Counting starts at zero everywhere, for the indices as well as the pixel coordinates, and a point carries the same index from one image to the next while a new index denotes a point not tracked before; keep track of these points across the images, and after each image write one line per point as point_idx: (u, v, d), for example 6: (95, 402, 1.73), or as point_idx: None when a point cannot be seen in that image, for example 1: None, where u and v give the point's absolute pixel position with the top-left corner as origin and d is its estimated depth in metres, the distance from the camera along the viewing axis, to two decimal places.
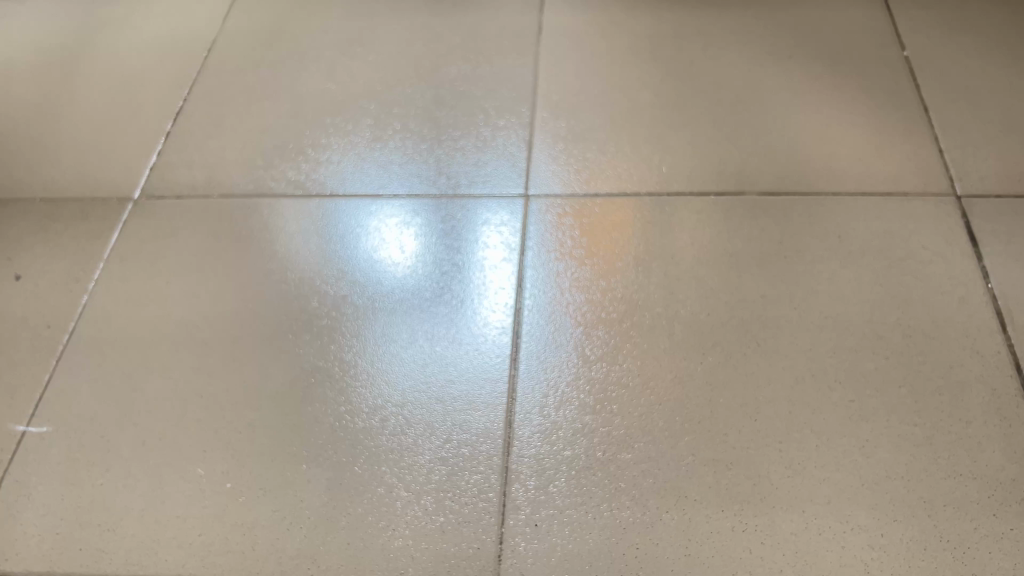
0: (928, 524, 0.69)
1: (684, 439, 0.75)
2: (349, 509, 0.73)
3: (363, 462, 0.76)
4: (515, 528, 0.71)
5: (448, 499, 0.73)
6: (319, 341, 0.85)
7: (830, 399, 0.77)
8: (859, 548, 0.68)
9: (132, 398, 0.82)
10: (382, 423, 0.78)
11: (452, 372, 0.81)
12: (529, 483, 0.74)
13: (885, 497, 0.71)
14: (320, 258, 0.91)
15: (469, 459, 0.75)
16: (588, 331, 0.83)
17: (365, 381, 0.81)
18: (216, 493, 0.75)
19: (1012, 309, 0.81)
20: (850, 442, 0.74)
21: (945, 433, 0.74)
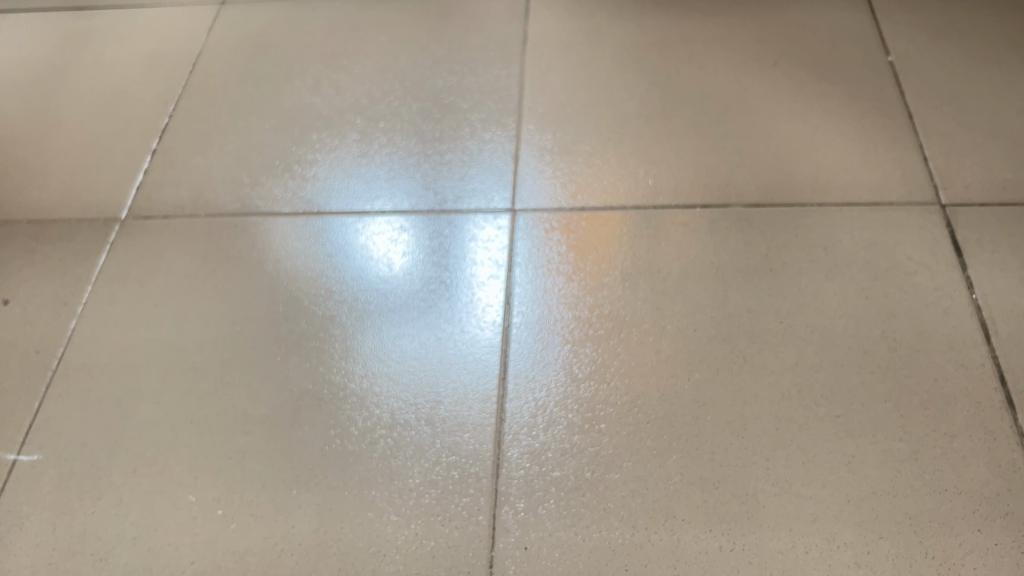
0: (913, 541, 0.70)
1: (672, 458, 0.76)
2: (340, 534, 0.74)
3: (353, 486, 0.76)
4: (505, 551, 0.72)
5: (438, 523, 0.74)
6: (309, 362, 0.85)
7: (816, 415, 0.77)
8: (846, 566, 0.69)
9: (122, 423, 0.82)
10: (372, 446, 0.79)
11: (442, 391, 0.82)
12: (518, 505, 0.74)
13: (872, 514, 0.71)
14: (308, 277, 0.91)
15: (459, 482, 0.76)
16: (576, 349, 0.83)
17: (354, 403, 0.82)
18: (208, 520, 0.76)
19: (996, 320, 0.82)
20: (836, 459, 0.75)
21: (930, 448, 0.75)
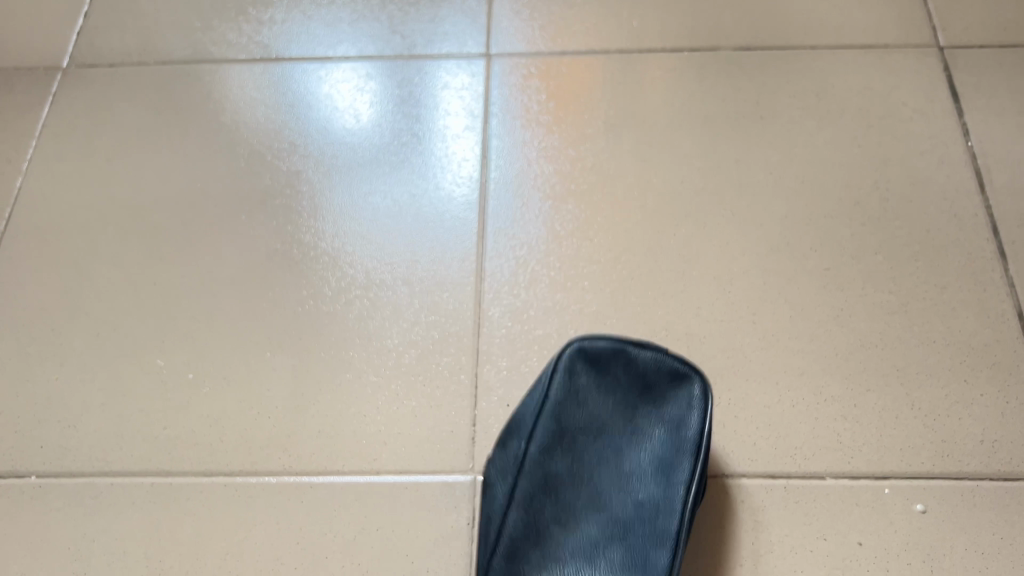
0: (899, 392, 0.69)
1: (658, 315, 0.74)
2: (318, 397, 0.72)
3: (328, 349, 0.73)
4: (489, 410, 0.71)
5: (419, 383, 0.72)
6: (275, 221, 0.80)
7: (804, 268, 0.75)
8: (832, 420, 0.69)
9: (80, 287, 0.78)
10: (347, 308, 0.75)
11: (418, 251, 0.78)
12: (502, 364, 0.72)
13: (859, 367, 0.71)
14: (270, 129, 0.85)
15: (439, 342, 0.74)
16: (557, 204, 0.79)
17: (326, 264, 0.77)
18: (179, 384, 0.73)
19: (991, 168, 0.79)
20: (825, 312, 0.73)
21: (920, 300, 0.73)
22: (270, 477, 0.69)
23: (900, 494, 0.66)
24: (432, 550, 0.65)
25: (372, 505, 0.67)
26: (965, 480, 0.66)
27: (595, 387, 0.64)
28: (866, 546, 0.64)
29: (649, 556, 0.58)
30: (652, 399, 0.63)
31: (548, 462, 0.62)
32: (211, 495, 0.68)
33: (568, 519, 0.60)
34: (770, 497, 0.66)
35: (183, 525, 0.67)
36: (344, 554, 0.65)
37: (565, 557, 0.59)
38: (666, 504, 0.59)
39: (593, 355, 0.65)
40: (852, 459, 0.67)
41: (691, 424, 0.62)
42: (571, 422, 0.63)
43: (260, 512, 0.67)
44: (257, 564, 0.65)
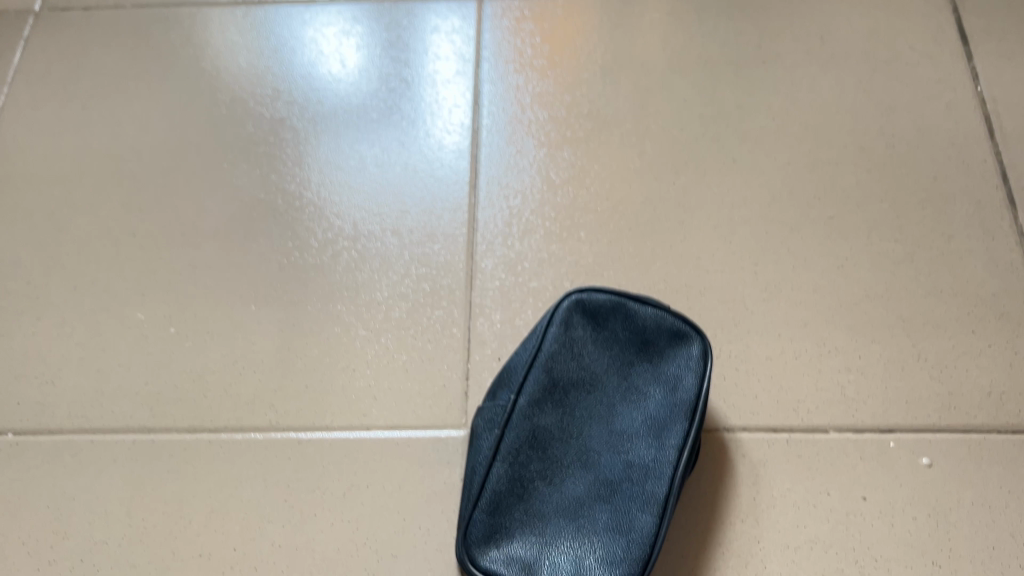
0: (905, 344, 0.67)
1: (656, 265, 0.71)
2: (304, 350, 0.69)
3: (315, 301, 0.71)
4: (482, 364, 0.68)
5: (409, 337, 0.69)
6: (258, 170, 0.77)
7: (808, 217, 0.72)
8: (836, 372, 0.66)
9: (56, 239, 0.75)
10: (334, 259, 0.72)
11: (407, 200, 0.75)
12: (495, 317, 0.70)
13: (864, 318, 0.68)
14: (252, 75, 0.82)
15: (430, 294, 0.71)
16: (551, 152, 0.76)
17: (312, 214, 0.74)
18: (160, 338, 0.70)
19: (1000, 114, 0.76)
20: (829, 262, 0.71)
21: (926, 250, 0.71)
22: (255, 433, 0.66)
23: (905, 448, 0.64)
24: (424, 507, 0.63)
25: (362, 461, 0.65)
26: (972, 432, 0.64)
27: (591, 341, 0.62)
28: (870, 501, 0.62)
29: (634, 518, 0.56)
30: (649, 356, 0.61)
31: (536, 416, 0.60)
32: (195, 451, 0.66)
33: (555, 474, 0.58)
34: (771, 452, 0.64)
35: (165, 483, 0.65)
36: (333, 511, 0.63)
37: (549, 514, 0.57)
38: (655, 465, 0.57)
39: (592, 307, 0.63)
40: (856, 412, 0.65)
41: (687, 385, 0.59)
42: (564, 375, 0.61)
43: (245, 469, 0.65)
44: (243, 522, 0.63)
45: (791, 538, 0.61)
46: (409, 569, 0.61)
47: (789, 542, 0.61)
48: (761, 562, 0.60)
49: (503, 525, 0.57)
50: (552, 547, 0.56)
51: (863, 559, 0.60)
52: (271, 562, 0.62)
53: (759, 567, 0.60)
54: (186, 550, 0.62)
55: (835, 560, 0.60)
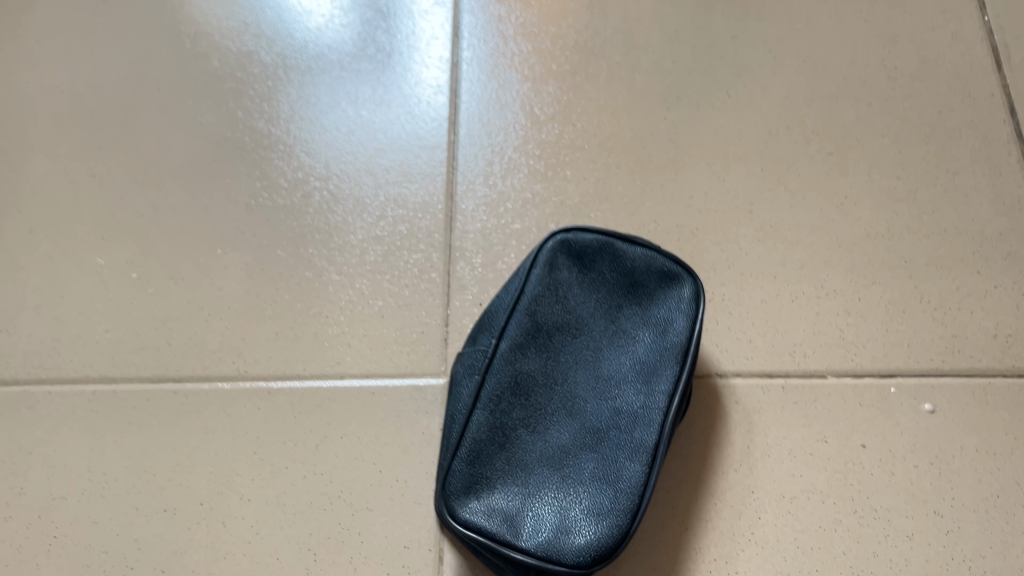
0: (907, 286, 0.64)
1: (646, 205, 0.67)
2: (274, 296, 0.65)
3: (285, 245, 0.67)
4: (462, 309, 0.65)
5: (385, 282, 0.65)
6: (225, 107, 0.72)
7: (806, 154, 0.69)
8: (834, 315, 0.63)
9: (9, 180, 0.70)
10: (305, 201, 0.68)
11: (383, 139, 0.71)
12: (475, 260, 0.66)
13: (864, 259, 0.65)
14: (218, 6, 0.77)
15: (406, 237, 0.67)
16: (535, 86, 0.72)
17: (281, 154, 0.70)
18: (121, 285, 0.66)
19: (1008, 45, 0.72)
20: (828, 201, 0.67)
21: (930, 187, 0.67)
22: (223, 382, 0.63)
23: (907, 393, 0.61)
24: (401, 459, 0.60)
25: (335, 411, 0.61)
26: (977, 377, 0.61)
27: (577, 283, 0.58)
28: (870, 449, 0.59)
29: (622, 467, 0.52)
30: (639, 298, 0.57)
31: (518, 361, 0.56)
32: (159, 402, 0.62)
33: (539, 423, 0.54)
34: (766, 398, 0.61)
35: (128, 435, 0.61)
36: (305, 464, 0.60)
37: (533, 464, 0.53)
38: (644, 412, 0.53)
39: (577, 248, 0.58)
40: (856, 357, 0.62)
41: (679, 328, 0.55)
42: (548, 318, 0.57)
43: (212, 420, 0.62)
44: (210, 475, 0.60)
45: (787, 488, 0.58)
46: (386, 523, 0.58)
47: (785, 492, 0.58)
48: (754, 513, 0.57)
49: (484, 476, 0.53)
50: (536, 498, 0.52)
51: (862, 509, 0.57)
52: (240, 517, 0.59)
53: (752, 518, 0.57)
54: (151, 505, 0.59)
55: (832, 510, 0.57)
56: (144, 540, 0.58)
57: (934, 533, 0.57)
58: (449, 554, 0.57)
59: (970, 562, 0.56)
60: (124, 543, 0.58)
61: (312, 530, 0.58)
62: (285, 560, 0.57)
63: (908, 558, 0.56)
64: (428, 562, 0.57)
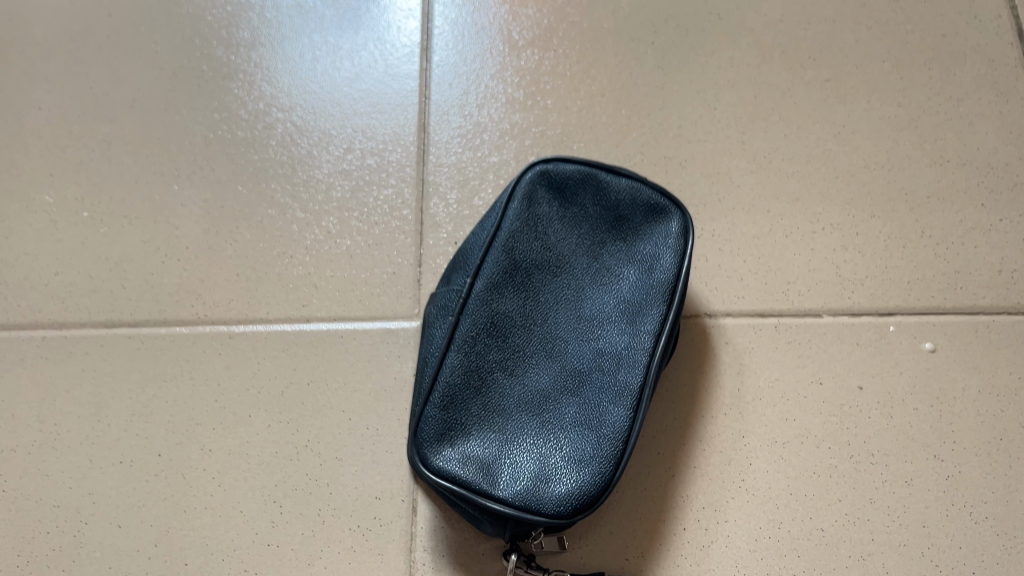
0: (907, 220, 0.60)
1: (632, 136, 0.63)
2: (235, 235, 0.61)
3: (246, 181, 0.63)
4: (436, 248, 0.61)
5: (354, 220, 0.61)
6: (181, 33, 0.67)
7: (801, 81, 0.64)
8: (831, 251, 0.60)
9: None
10: (267, 134, 0.64)
11: (350, 66, 0.66)
12: (450, 196, 0.62)
13: (862, 191, 0.61)
14: None
15: (376, 171, 0.63)
16: (514, 10, 0.67)
17: (242, 84, 0.66)
18: (72, 224, 0.62)
19: None
20: (824, 131, 0.63)
21: (933, 115, 0.63)
22: (181, 326, 0.59)
23: (906, 332, 0.57)
24: (372, 406, 0.56)
25: (302, 356, 0.58)
26: (981, 315, 0.58)
27: (558, 217, 0.52)
28: (868, 391, 0.56)
29: (605, 412, 0.48)
30: (623, 233, 0.53)
31: (495, 301, 0.50)
32: (113, 348, 0.58)
33: (517, 366, 0.50)
34: (758, 339, 0.57)
35: (80, 383, 0.58)
36: (269, 412, 0.56)
37: (510, 409, 0.49)
38: (628, 353, 0.50)
39: (558, 179, 0.53)
40: (853, 294, 0.58)
41: (666, 265, 0.51)
42: (526, 256, 0.51)
43: (170, 366, 0.58)
44: (169, 425, 0.56)
45: (780, 433, 0.55)
46: (356, 473, 0.55)
47: (777, 437, 0.55)
48: (745, 459, 0.54)
49: (459, 422, 0.49)
50: (514, 445, 0.48)
51: (858, 454, 0.54)
52: (201, 468, 0.55)
53: (743, 464, 0.54)
54: (105, 457, 0.56)
55: (828, 456, 0.54)
56: (99, 494, 0.55)
57: (934, 478, 0.54)
58: (423, 505, 0.54)
59: (971, 508, 0.53)
60: (77, 497, 0.55)
61: (277, 481, 0.55)
62: (249, 513, 0.54)
63: (906, 504, 0.53)
64: (401, 514, 0.54)
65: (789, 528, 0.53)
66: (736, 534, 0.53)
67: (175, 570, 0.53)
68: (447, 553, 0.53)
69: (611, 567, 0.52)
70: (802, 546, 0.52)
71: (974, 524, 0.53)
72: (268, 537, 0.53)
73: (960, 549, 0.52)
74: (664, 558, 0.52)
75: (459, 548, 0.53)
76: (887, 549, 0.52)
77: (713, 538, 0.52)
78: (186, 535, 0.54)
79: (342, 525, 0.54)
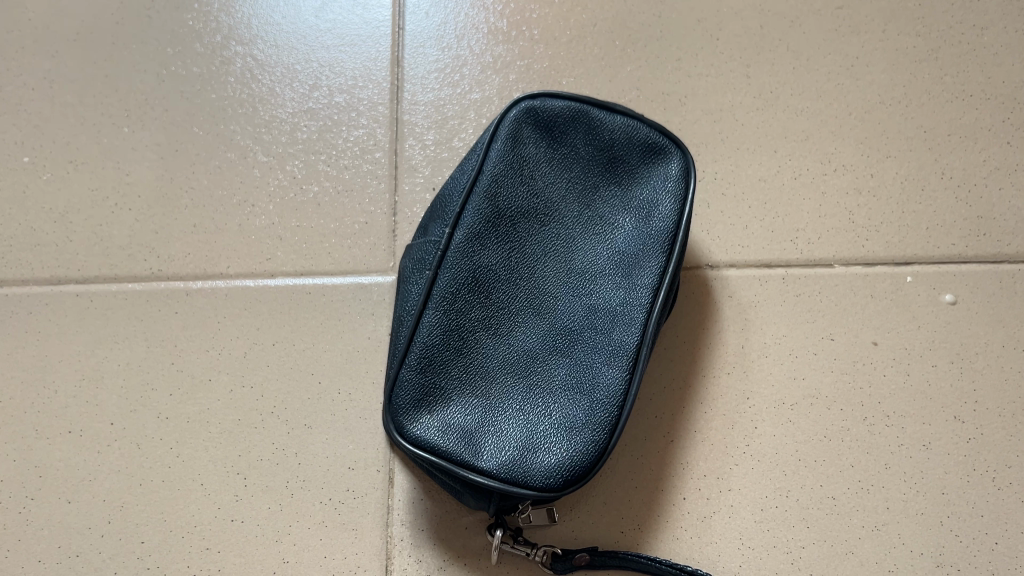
0: (926, 160, 0.56)
1: (626, 71, 0.58)
2: (191, 182, 0.56)
3: (202, 123, 0.57)
4: (412, 195, 0.55)
5: (322, 164, 0.56)
6: None
7: (811, 8, 0.59)
8: (843, 195, 0.55)
9: None
10: (224, 70, 0.58)
11: None
12: (427, 138, 0.57)
13: (877, 129, 0.56)
14: None
15: (345, 110, 0.57)
16: None
17: (197, 14, 0.60)
18: (10, 171, 0.56)
19: None
20: (836, 63, 0.58)
21: (955, 45, 0.58)
22: (133, 283, 0.54)
23: (925, 283, 0.53)
24: (344, 368, 0.52)
25: (266, 314, 0.53)
26: (1005, 264, 0.53)
27: (546, 159, 0.47)
28: (883, 347, 0.51)
29: (598, 373, 0.44)
30: (617, 176, 0.47)
31: (477, 252, 0.45)
32: (59, 307, 0.53)
33: (501, 324, 0.45)
34: (764, 292, 0.52)
35: (23, 346, 0.52)
36: (232, 376, 0.52)
37: (494, 372, 0.44)
38: (624, 309, 0.45)
39: (546, 117, 0.47)
40: (867, 242, 0.54)
41: (665, 211, 0.46)
42: (511, 202, 0.46)
43: (122, 327, 0.53)
44: (121, 390, 0.52)
45: (787, 394, 0.50)
46: (327, 442, 0.50)
47: (785, 398, 0.50)
48: (750, 423, 0.50)
49: (438, 387, 0.44)
50: (499, 411, 0.43)
51: (873, 416, 0.50)
52: (157, 438, 0.51)
53: (748, 428, 0.50)
54: (52, 426, 0.51)
55: (839, 418, 0.50)
56: (46, 467, 0.50)
57: (954, 441, 0.50)
58: (400, 475, 0.50)
59: (994, 473, 0.49)
60: (22, 471, 0.50)
61: (241, 451, 0.50)
62: (211, 486, 0.50)
63: (924, 470, 0.49)
64: (376, 485, 0.50)
65: (797, 497, 0.49)
66: (741, 504, 0.48)
67: (130, 549, 0.49)
68: (427, 527, 0.49)
69: (604, 540, 0.48)
70: (811, 516, 0.48)
71: (997, 490, 0.49)
72: (232, 512, 0.49)
73: (981, 517, 0.49)
74: (661, 530, 0.48)
75: (439, 521, 0.49)
76: (903, 518, 0.48)
77: (715, 508, 0.48)
78: (142, 511, 0.49)
79: (312, 498, 0.49)
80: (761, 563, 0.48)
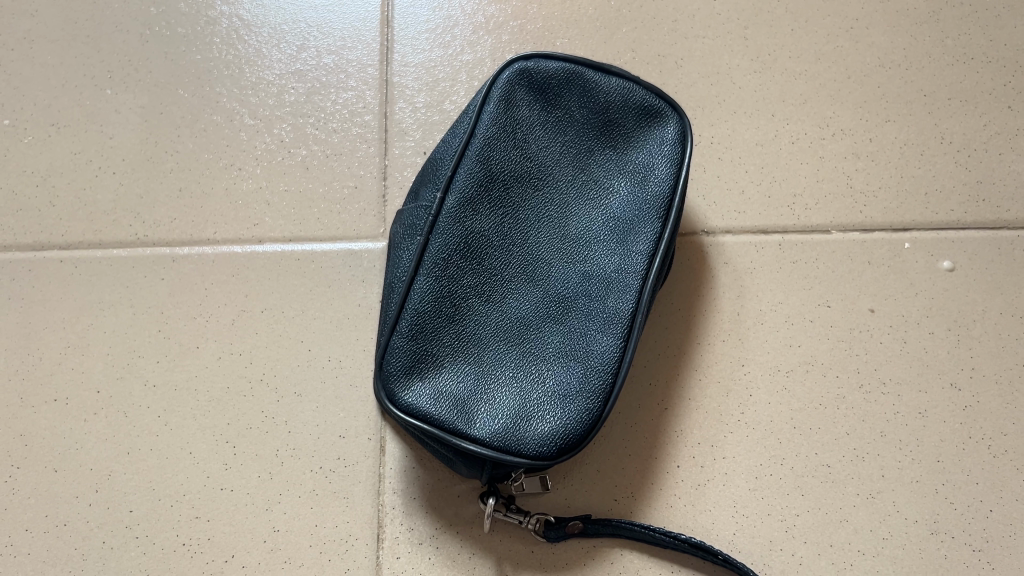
0: (925, 124, 0.55)
1: (621, 32, 0.56)
2: (176, 145, 0.54)
3: (187, 84, 0.56)
4: (402, 159, 0.54)
5: (310, 128, 0.55)
6: None
7: None
8: (840, 159, 0.54)
9: None
10: (210, 30, 0.57)
11: None
12: (417, 101, 0.55)
13: (877, 93, 0.55)
14: None
15: (334, 72, 0.56)
16: None
17: None
18: None
19: None
20: (835, 24, 0.57)
21: (956, 6, 0.57)
22: (119, 249, 0.53)
23: (923, 249, 0.52)
24: (334, 335, 0.51)
25: (254, 281, 0.52)
26: (1004, 229, 0.53)
27: (540, 122, 0.46)
28: (880, 314, 0.51)
29: (592, 341, 0.43)
30: (612, 140, 0.46)
31: (470, 218, 0.44)
32: (42, 273, 0.52)
33: (494, 290, 0.44)
34: (761, 258, 0.52)
35: (6, 314, 0.51)
36: (219, 342, 0.51)
37: (487, 339, 0.43)
38: (619, 276, 0.44)
39: (539, 79, 0.46)
40: (865, 208, 0.53)
41: (661, 176, 0.45)
42: (504, 166, 0.45)
43: (107, 293, 0.52)
44: (108, 358, 0.51)
45: (783, 361, 0.50)
46: (317, 410, 0.50)
47: (780, 365, 0.50)
48: (745, 391, 0.49)
49: (430, 354, 0.43)
50: (492, 378, 0.42)
51: (868, 383, 0.50)
52: (145, 407, 0.50)
53: (743, 396, 0.49)
54: (37, 395, 0.50)
55: (836, 385, 0.50)
56: (31, 436, 0.49)
57: (950, 408, 0.50)
58: (391, 444, 0.49)
59: (990, 441, 0.49)
60: (7, 440, 0.49)
61: (229, 420, 0.49)
62: (199, 455, 0.49)
63: (919, 438, 0.49)
64: (367, 453, 0.49)
65: (792, 465, 0.48)
66: (735, 472, 0.48)
67: (118, 518, 0.48)
68: (419, 495, 0.48)
69: (597, 508, 0.47)
70: (806, 484, 0.48)
71: (993, 458, 0.49)
72: (221, 481, 0.48)
73: (977, 485, 0.48)
74: (655, 498, 0.48)
75: (431, 489, 0.49)
76: (899, 486, 0.48)
77: (709, 476, 0.48)
78: (131, 479, 0.49)
79: (303, 467, 0.49)
80: (755, 531, 0.47)
